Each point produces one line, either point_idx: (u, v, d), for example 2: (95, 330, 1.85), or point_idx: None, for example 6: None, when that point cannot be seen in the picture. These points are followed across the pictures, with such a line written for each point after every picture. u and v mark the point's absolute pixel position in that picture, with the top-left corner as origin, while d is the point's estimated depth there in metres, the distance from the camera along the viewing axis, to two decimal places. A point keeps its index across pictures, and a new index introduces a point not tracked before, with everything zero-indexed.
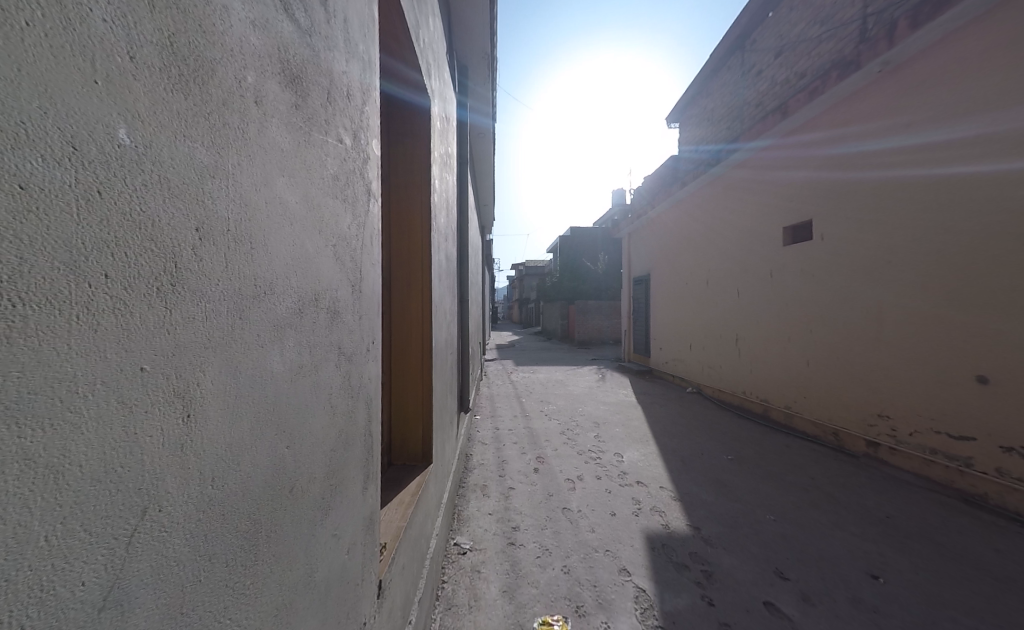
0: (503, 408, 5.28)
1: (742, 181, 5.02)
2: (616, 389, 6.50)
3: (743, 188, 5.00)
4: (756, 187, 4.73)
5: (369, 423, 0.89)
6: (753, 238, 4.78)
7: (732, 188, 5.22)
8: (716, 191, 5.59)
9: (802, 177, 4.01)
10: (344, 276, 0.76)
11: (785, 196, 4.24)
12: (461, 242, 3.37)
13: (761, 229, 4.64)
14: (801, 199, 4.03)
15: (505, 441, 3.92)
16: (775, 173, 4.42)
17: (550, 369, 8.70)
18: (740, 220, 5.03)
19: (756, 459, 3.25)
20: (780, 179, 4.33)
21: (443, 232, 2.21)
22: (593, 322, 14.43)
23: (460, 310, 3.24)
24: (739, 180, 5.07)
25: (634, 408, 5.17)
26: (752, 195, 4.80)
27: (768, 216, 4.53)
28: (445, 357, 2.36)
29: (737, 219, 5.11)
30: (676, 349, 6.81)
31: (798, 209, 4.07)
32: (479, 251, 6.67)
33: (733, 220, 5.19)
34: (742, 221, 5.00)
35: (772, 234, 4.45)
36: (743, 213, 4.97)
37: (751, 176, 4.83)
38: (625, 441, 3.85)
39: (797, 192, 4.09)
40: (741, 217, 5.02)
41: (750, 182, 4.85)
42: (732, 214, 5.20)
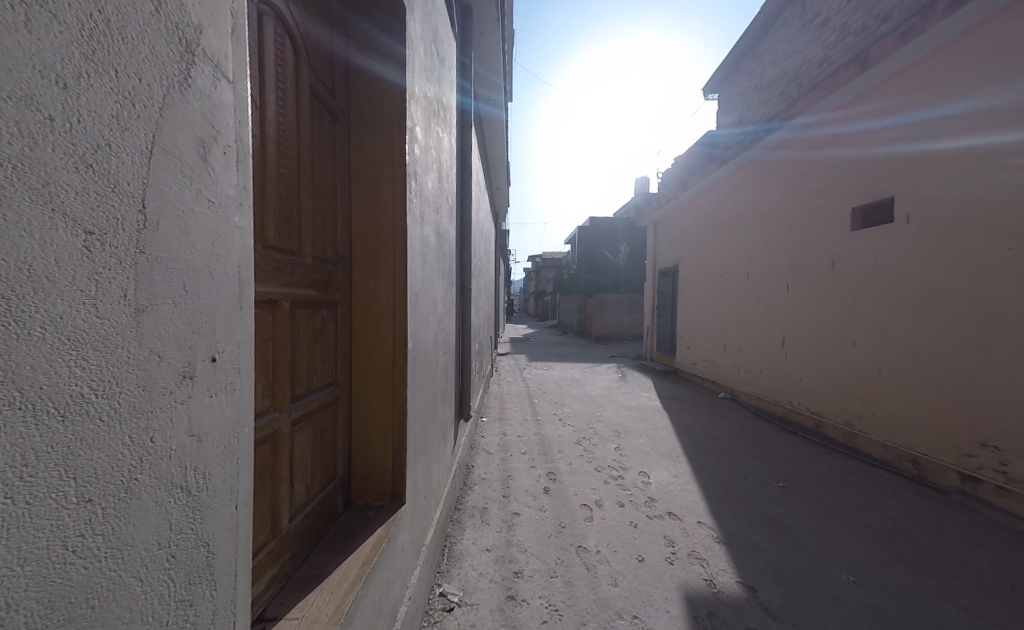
0: (513, 409, 4.85)
1: (795, 155, 4.34)
2: (639, 391, 5.97)
3: (796, 163, 4.32)
4: (814, 160, 4.06)
5: (187, 524, 0.43)
6: (808, 221, 4.13)
7: (783, 165, 4.53)
8: (763, 169, 4.90)
9: (878, 146, 3.36)
10: (23, 188, 0.26)
11: (853, 170, 3.59)
12: (463, 220, 2.90)
13: (818, 210, 3.99)
14: (875, 171, 3.37)
15: (513, 450, 3.49)
16: (839, 143, 3.75)
17: (565, 366, 8.21)
18: (791, 200, 4.36)
19: (813, 491, 2.78)
20: (847, 149, 3.67)
21: (431, 200, 1.74)
22: (612, 315, 13.85)
23: (460, 300, 2.77)
24: (792, 154, 4.40)
25: (660, 416, 4.64)
26: (808, 171, 4.12)
27: (826, 195, 3.88)
28: (437, 359, 1.90)
29: (786, 201, 4.45)
30: (706, 349, 6.23)
31: (870, 185, 3.42)
32: (489, 238, 6.17)
33: (782, 202, 4.52)
34: (793, 202, 4.34)
35: (834, 218, 3.81)
36: (795, 192, 4.32)
37: (808, 149, 4.16)
38: (651, 456, 3.36)
39: (869, 163, 3.44)
40: (792, 197, 4.35)
41: (806, 156, 4.18)
42: (782, 195, 4.52)
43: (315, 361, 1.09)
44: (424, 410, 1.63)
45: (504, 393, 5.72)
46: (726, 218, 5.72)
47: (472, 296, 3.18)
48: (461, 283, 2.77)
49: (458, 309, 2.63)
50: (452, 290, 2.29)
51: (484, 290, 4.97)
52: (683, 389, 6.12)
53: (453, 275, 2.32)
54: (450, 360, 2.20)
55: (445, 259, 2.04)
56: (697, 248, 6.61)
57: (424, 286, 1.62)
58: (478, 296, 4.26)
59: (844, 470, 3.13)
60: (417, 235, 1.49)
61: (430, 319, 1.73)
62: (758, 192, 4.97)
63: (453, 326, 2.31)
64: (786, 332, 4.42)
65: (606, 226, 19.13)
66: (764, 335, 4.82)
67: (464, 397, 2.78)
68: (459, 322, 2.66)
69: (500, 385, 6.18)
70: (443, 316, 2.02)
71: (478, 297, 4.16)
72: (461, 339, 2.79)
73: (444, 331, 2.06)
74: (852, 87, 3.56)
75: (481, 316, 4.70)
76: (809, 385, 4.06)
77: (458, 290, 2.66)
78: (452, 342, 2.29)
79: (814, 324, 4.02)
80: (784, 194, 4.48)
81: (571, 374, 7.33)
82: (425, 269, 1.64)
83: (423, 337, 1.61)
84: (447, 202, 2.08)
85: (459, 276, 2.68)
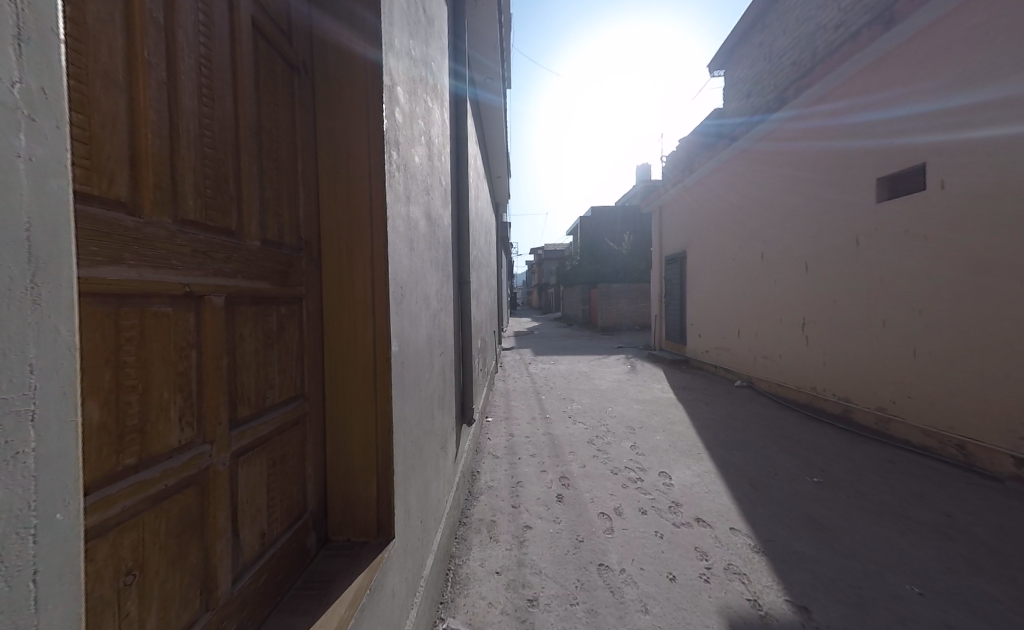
0: (521, 407, 4.63)
1: (814, 126, 4.07)
2: (651, 382, 5.72)
3: (814, 135, 4.06)
4: (835, 131, 3.79)
5: None
6: (826, 196, 3.87)
7: (800, 138, 4.26)
8: (777, 143, 4.62)
9: (908, 111, 3.10)
10: None
11: (880, 138, 3.33)
12: (459, 205, 2.64)
13: (838, 183, 3.73)
14: (905, 139, 3.12)
15: (522, 452, 3.27)
16: (865, 110, 3.48)
17: (572, 359, 7.98)
18: (808, 175, 4.10)
19: (851, 486, 2.54)
20: (873, 117, 3.40)
21: (419, 180, 1.49)
22: (617, 306, 13.57)
23: (457, 293, 2.52)
24: (810, 126, 4.13)
25: (676, 408, 4.40)
26: (828, 143, 3.86)
27: (848, 167, 3.62)
28: (432, 360, 1.67)
29: (802, 176, 4.19)
30: (719, 336, 5.97)
31: (898, 153, 3.17)
32: (489, 230, 5.90)
33: (798, 177, 4.25)
34: (809, 177, 4.08)
35: (855, 190, 3.55)
36: (811, 166, 4.06)
37: (828, 119, 3.89)
38: (671, 454, 3.12)
39: (897, 130, 3.18)
40: (809, 171, 4.09)
41: (826, 127, 3.91)
42: (798, 170, 4.25)
43: (272, 371, 0.86)
44: (417, 419, 1.39)
45: (511, 390, 5.51)
46: (738, 198, 5.42)
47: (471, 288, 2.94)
48: (457, 273, 2.52)
49: (455, 304, 2.38)
50: (447, 281, 2.05)
51: (485, 284, 4.74)
52: (697, 378, 5.87)
53: (447, 264, 2.08)
54: (447, 358, 1.97)
55: (436, 245, 1.80)
56: (707, 231, 6.32)
57: (412, 273, 1.37)
58: (479, 289, 4.02)
59: (880, 460, 2.89)
60: (401, 213, 1.24)
61: (421, 315, 1.49)
62: (772, 169, 4.70)
63: (450, 320, 2.07)
64: (808, 314, 4.15)
65: (607, 216, 18.77)
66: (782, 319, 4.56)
67: (468, 399, 2.55)
68: (457, 315, 2.43)
69: (507, 382, 5.97)
70: (437, 310, 1.77)
71: (479, 291, 3.91)
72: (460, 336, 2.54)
73: (439, 326, 1.82)
74: (874, 49, 3.27)
75: (484, 311, 4.45)
76: (835, 370, 3.79)
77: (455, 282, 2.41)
78: (450, 338, 2.05)
79: (838, 305, 3.75)
80: (801, 169, 4.21)
81: (578, 367, 7.11)
82: (413, 253, 1.39)
83: (414, 333, 1.37)
84: (438, 181, 1.83)
85: (455, 266, 2.44)
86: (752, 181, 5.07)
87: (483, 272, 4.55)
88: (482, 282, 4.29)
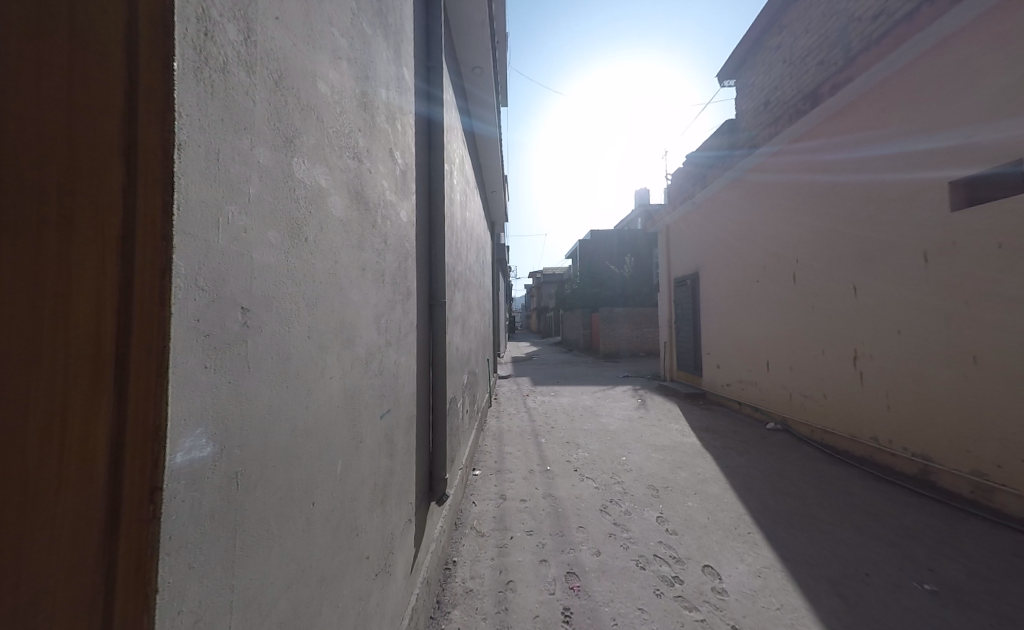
0: (516, 455, 3.84)
1: (826, 146, 3.85)
2: (668, 423, 4.95)
3: (827, 156, 3.84)
4: (853, 150, 3.57)
5: None
6: (852, 217, 3.54)
7: (811, 159, 4.05)
8: (787, 164, 4.40)
9: (936, 129, 2.88)
10: None
11: (904, 158, 3.10)
12: (436, 203, 2.02)
13: (860, 204, 3.45)
14: (933, 159, 2.90)
15: (516, 528, 2.50)
16: (886, 128, 3.26)
17: (574, 391, 7.21)
18: (825, 196, 3.84)
19: (987, 601, 1.82)
20: (894, 135, 3.19)
21: (337, 136, 0.88)
22: (620, 331, 12.91)
23: (426, 319, 1.85)
24: (821, 145, 3.92)
25: (705, 460, 3.63)
26: (845, 163, 3.63)
27: (870, 187, 3.36)
28: (357, 434, 1.00)
29: (818, 197, 3.93)
30: (742, 368, 5.29)
31: (927, 174, 2.93)
32: (482, 247, 5.30)
33: (813, 198, 3.98)
34: (826, 198, 3.82)
35: (884, 212, 3.25)
36: (828, 187, 3.80)
37: (843, 138, 3.67)
38: (712, 537, 2.38)
39: (923, 150, 2.96)
40: (826, 192, 3.82)
41: (839, 147, 3.70)
42: (813, 190, 3.97)
43: None
44: (298, 565, 0.72)
45: (505, 431, 4.72)
46: (760, 214, 4.89)
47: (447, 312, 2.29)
48: (424, 292, 1.86)
49: (421, 334, 1.72)
50: (400, 304, 1.39)
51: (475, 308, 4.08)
52: (720, 418, 5.11)
53: (403, 278, 1.43)
54: (394, 415, 1.30)
55: (378, 246, 1.15)
56: (720, 253, 5.86)
57: (294, 281, 0.71)
58: (467, 314, 3.36)
59: (1005, 551, 2.16)
60: (256, 157, 0.60)
61: (326, 361, 0.84)
62: (783, 190, 4.45)
63: (403, 359, 1.41)
64: (856, 347, 3.53)
65: (607, 239, 18.43)
66: (823, 352, 3.90)
67: (438, 467, 1.84)
68: (424, 348, 1.77)
69: (501, 420, 5.19)
70: (372, 347, 1.11)
71: (465, 315, 3.26)
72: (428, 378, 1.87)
73: (376, 371, 1.15)
74: (936, 31, 2.76)
75: (473, 340, 3.79)
76: (903, 417, 3.11)
77: (421, 302, 1.76)
78: (401, 384, 1.38)
79: (903, 338, 3.11)
80: (817, 189, 3.93)
81: (582, 401, 6.33)
82: (305, 246, 0.75)
83: (290, 397, 0.70)
84: (388, 157, 1.22)
85: (421, 280, 1.79)
86: (776, 194, 4.55)
87: (473, 295, 3.91)
88: (470, 305, 3.65)
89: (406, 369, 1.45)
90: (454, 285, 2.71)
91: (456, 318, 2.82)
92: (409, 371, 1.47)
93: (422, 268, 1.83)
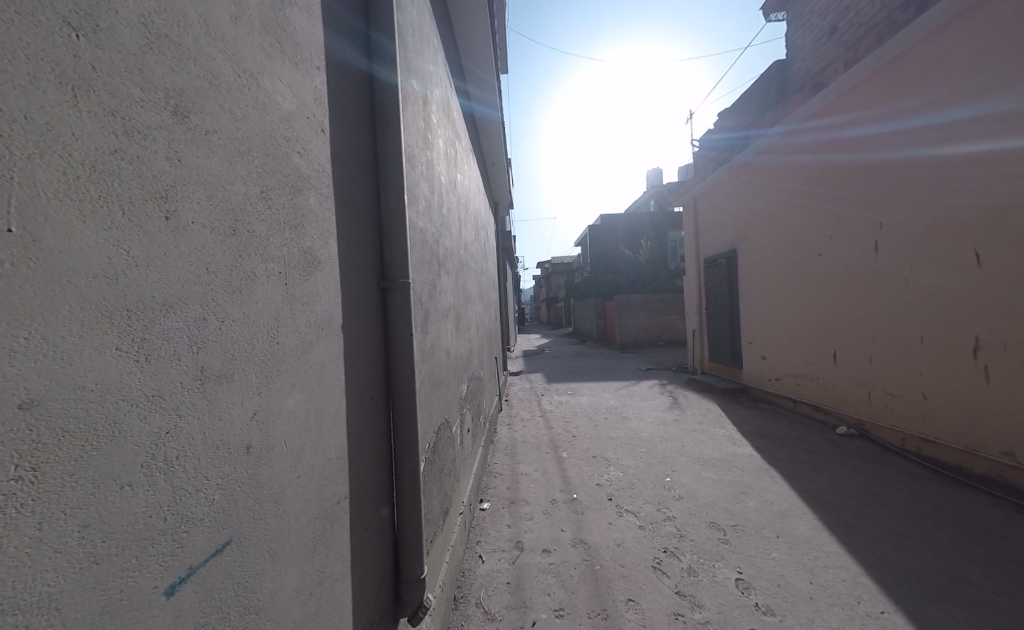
0: (532, 478, 3.07)
1: (848, 122, 3.73)
2: (713, 428, 4.11)
3: (848, 134, 3.73)
4: (876, 126, 3.44)
5: None
6: (876, 196, 3.44)
7: (831, 138, 3.94)
8: (811, 141, 4.20)
9: (964, 100, 2.78)
10: None
11: (929, 132, 3.00)
12: (382, 121, 1.19)
13: (885, 183, 3.35)
14: (962, 131, 2.79)
15: (539, 604, 1.75)
16: (910, 101, 3.15)
17: (593, 389, 6.40)
18: (848, 175, 3.73)
19: None
20: (920, 107, 3.08)
21: None
22: (637, 319, 12.00)
23: (368, 317, 1.04)
24: (843, 122, 3.80)
25: (777, 482, 2.79)
26: (868, 140, 3.52)
27: (894, 164, 3.26)
28: None
29: (839, 176, 3.82)
30: (792, 359, 4.54)
31: (954, 148, 2.83)
32: (483, 226, 4.49)
33: (834, 179, 3.88)
34: (863, 172, 3.56)
35: (910, 188, 3.14)
36: (852, 164, 3.67)
37: (865, 114, 3.55)
38: (827, 617, 1.60)
39: (951, 123, 2.86)
40: (849, 171, 3.71)
41: (861, 123, 3.59)
42: (844, 165, 3.75)
43: None
44: None
45: (518, 443, 3.95)
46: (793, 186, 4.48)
47: (420, 304, 1.51)
48: (366, 268, 1.05)
49: (353, 345, 0.93)
50: (250, 278, 0.60)
51: (473, 297, 3.26)
52: (773, 420, 4.26)
53: (249, 217, 0.61)
54: (237, 545, 0.53)
55: (51, 56, 0.35)
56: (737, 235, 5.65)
57: None
58: (462, 302, 2.55)
59: None
60: None
61: None
62: (801, 170, 4.33)
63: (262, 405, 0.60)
64: (887, 330, 3.32)
65: (618, 223, 17.37)
66: (856, 337, 3.65)
67: (407, 560, 1.08)
68: (363, 365, 0.98)
69: (512, 429, 4.42)
70: (29, 409, 0.31)
71: (460, 306, 2.46)
72: (381, 418, 1.08)
73: (87, 479, 0.35)
74: None
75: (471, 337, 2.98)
76: None
77: (352, 284, 0.95)
78: (258, 462, 0.58)
79: (932, 319, 2.96)
80: (848, 164, 3.71)
81: (604, 401, 5.53)
82: None
83: None
84: None
85: (354, 247, 0.98)
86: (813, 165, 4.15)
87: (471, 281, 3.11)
88: (467, 293, 2.84)
89: (287, 419, 0.66)
90: (439, 264, 1.91)
91: (447, 312, 2.04)
92: (300, 426, 0.69)
93: (358, 227, 1.02)
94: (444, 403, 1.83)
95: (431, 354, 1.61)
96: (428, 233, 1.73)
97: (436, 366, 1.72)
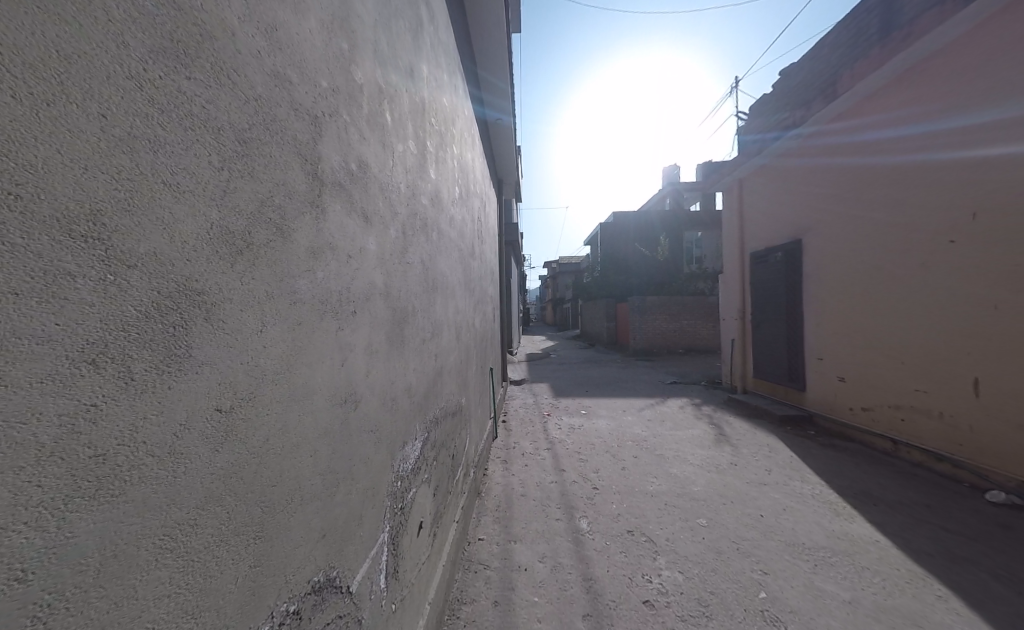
0: (537, 583, 1.88)
1: (865, 126, 3.62)
2: (796, 485, 2.88)
3: (862, 138, 3.65)
4: (896, 131, 3.35)
5: None
6: (895, 200, 3.34)
7: (846, 143, 3.82)
8: (818, 149, 4.17)
9: (988, 103, 2.74)
10: None
11: (939, 139, 3.03)
12: None
13: (910, 187, 3.23)
14: (993, 134, 2.72)
15: None
16: (917, 109, 3.19)
17: (611, 407, 5.19)
18: (867, 181, 3.59)
19: None
20: (945, 110, 3.00)
21: None
22: (655, 324, 10.79)
23: None
24: (858, 127, 3.70)
25: (969, 624, 1.59)
26: (887, 144, 3.42)
27: (920, 169, 3.15)
28: None
29: (859, 181, 3.67)
30: (877, 384, 3.49)
31: (987, 151, 2.75)
32: (478, 196, 3.35)
33: (853, 184, 3.73)
34: (872, 180, 3.54)
35: (939, 193, 3.02)
36: (870, 168, 3.56)
37: (883, 119, 3.46)
38: None
39: (983, 125, 2.77)
40: (868, 178, 3.58)
41: (880, 127, 3.49)
42: (852, 173, 3.73)
43: None
44: None
45: (516, 498, 2.74)
46: (804, 193, 4.38)
47: (78, 252, 0.34)
48: None
49: None
50: None
51: (450, 289, 2.10)
52: (872, 469, 3.04)
53: None
54: None
55: None
56: (771, 233, 4.95)
57: None
58: (413, 291, 1.36)
59: None
60: None
61: None
62: (815, 177, 4.19)
63: None
64: (930, 349, 3.05)
65: (633, 220, 16.15)
66: (905, 352, 3.23)
67: None
68: None
69: (509, 471, 3.21)
70: None
71: (405, 296, 1.27)
72: None
73: None
74: None
75: (441, 349, 1.80)
76: None
77: None
78: None
79: (965, 335, 2.83)
80: (856, 171, 3.70)
81: (629, 428, 4.32)
82: None
83: None
84: None
85: None
86: (823, 172, 4.09)
87: (445, 261, 1.93)
88: (431, 277, 1.65)
89: None
90: (319, 185, 0.74)
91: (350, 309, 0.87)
92: None
93: None
94: (334, 537, 0.76)
95: (217, 442, 0.48)
96: (248, 59, 0.55)
97: (290, 460, 0.63)
